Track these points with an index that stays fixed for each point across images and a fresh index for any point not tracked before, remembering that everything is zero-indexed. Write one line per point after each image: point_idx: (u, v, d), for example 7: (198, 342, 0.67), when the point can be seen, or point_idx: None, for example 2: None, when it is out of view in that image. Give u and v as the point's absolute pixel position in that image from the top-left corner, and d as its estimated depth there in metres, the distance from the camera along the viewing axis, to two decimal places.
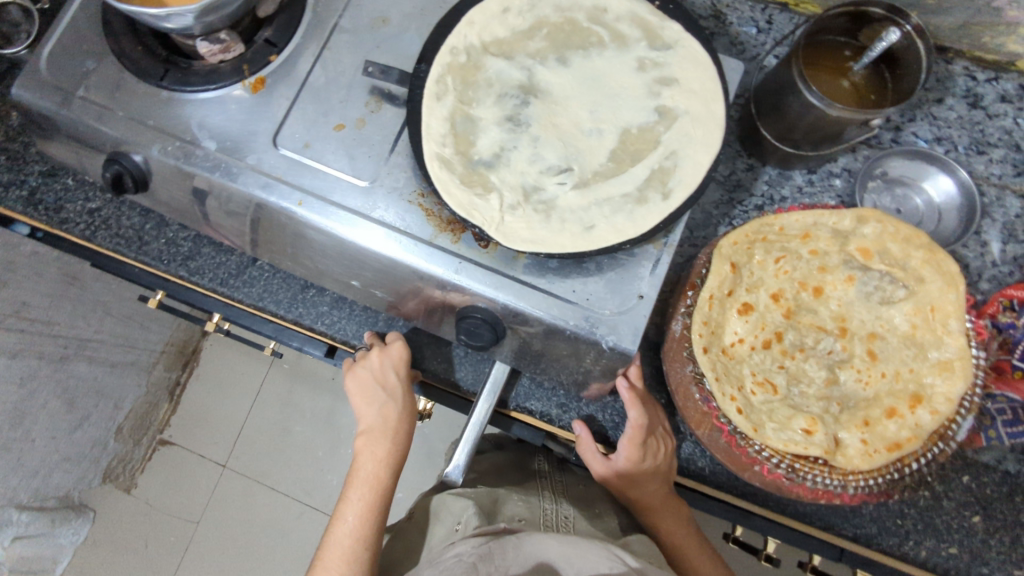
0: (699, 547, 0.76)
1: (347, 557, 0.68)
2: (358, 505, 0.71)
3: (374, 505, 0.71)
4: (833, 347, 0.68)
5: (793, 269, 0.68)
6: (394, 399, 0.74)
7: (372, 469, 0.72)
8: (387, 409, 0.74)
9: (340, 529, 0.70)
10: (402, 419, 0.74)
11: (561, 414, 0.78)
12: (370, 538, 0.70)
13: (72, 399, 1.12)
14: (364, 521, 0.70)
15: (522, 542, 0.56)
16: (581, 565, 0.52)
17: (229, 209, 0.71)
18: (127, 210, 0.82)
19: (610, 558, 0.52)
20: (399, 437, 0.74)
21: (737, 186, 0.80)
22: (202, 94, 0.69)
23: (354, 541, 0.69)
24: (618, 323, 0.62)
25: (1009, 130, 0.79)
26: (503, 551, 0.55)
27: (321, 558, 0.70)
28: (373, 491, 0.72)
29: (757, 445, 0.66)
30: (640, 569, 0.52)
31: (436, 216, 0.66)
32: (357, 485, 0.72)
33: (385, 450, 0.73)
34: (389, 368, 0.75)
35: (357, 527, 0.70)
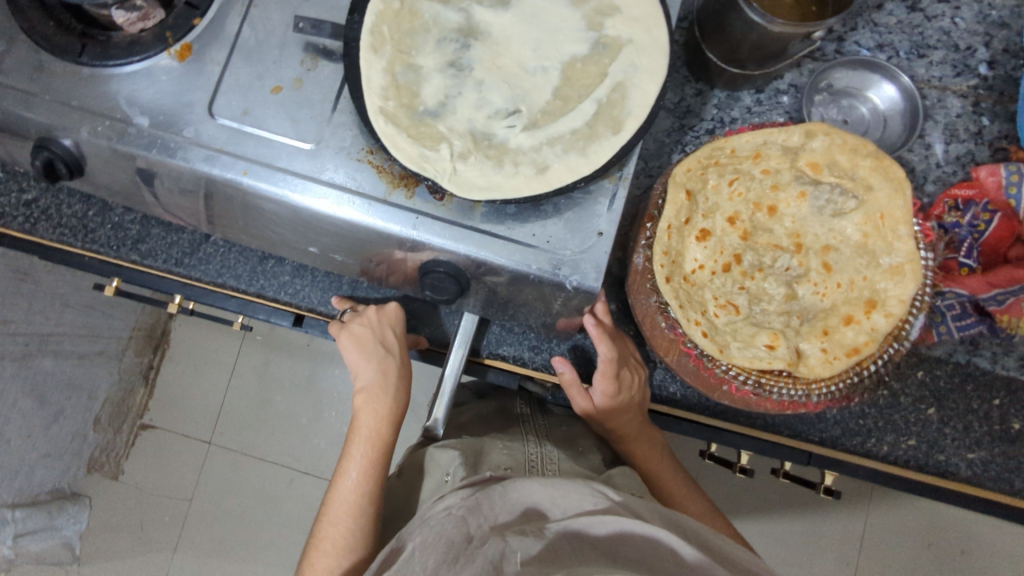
0: (674, 473, 0.80)
1: (353, 512, 0.68)
2: (360, 462, 0.71)
3: (375, 461, 0.71)
4: (790, 263, 0.70)
5: (747, 191, 0.69)
6: (393, 356, 0.74)
7: (372, 425, 0.73)
8: (385, 363, 0.74)
9: (344, 484, 0.70)
10: (400, 375, 0.75)
11: (534, 356, 0.80)
12: (375, 492, 0.70)
13: (42, 395, 1.10)
14: (368, 475, 0.71)
15: (508, 489, 0.55)
16: (568, 505, 0.52)
17: (174, 185, 0.68)
18: (66, 198, 0.79)
19: (596, 498, 0.53)
20: (399, 392, 0.75)
21: (687, 112, 0.80)
22: (127, 67, 0.66)
23: (358, 496, 0.70)
24: (581, 262, 0.63)
25: (948, 30, 0.80)
26: (490, 499, 0.55)
27: (325, 514, 0.70)
28: (374, 448, 0.72)
29: (724, 365, 0.69)
30: (624, 503, 0.53)
31: (388, 172, 0.65)
32: (360, 441, 0.72)
33: (386, 407, 0.73)
34: (386, 327, 0.75)
35: (361, 483, 0.70)
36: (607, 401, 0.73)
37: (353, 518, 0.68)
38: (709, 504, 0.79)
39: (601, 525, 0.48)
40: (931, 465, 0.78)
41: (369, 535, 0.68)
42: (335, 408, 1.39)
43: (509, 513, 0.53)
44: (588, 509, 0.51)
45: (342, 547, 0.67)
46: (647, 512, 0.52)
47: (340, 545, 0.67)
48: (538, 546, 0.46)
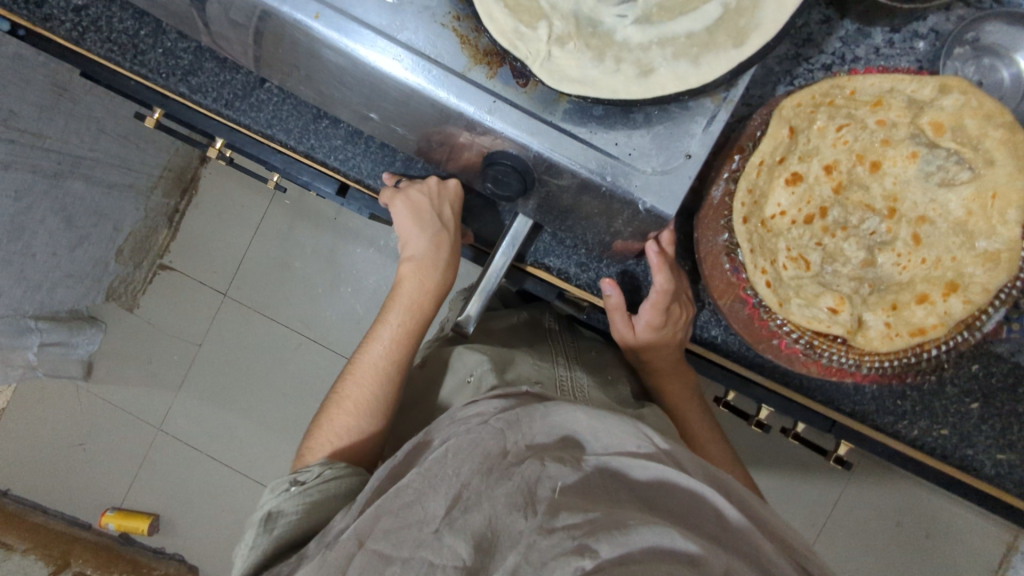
0: (700, 414, 0.78)
1: (381, 377, 0.67)
2: (396, 330, 0.70)
3: (411, 332, 0.70)
4: (877, 228, 0.61)
5: (854, 140, 0.62)
6: (447, 231, 0.71)
7: (415, 296, 0.71)
8: (439, 237, 0.71)
9: (376, 347, 0.69)
10: (450, 253, 0.72)
11: (579, 273, 0.76)
12: (404, 361, 0.69)
13: (71, 217, 1.08)
14: (401, 345, 0.69)
15: (550, 412, 0.52)
16: (608, 439, 0.51)
17: (235, 16, 0.62)
18: (118, 11, 0.73)
19: (637, 437, 0.51)
20: (448, 269, 0.72)
21: (807, 41, 0.72)
22: None
23: (388, 363, 0.68)
24: (659, 184, 0.58)
25: None
26: (529, 416, 0.51)
27: (351, 372, 0.69)
28: (413, 318, 0.70)
29: (779, 319, 0.68)
30: (669, 453, 0.51)
31: (472, 44, 0.58)
32: (400, 309, 0.70)
33: (433, 282, 0.71)
34: (444, 201, 0.71)
35: (393, 350, 0.69)
36: (649, 333, 0.71)
37: (378, 383, 0.67)
38: (729, 450, 0.78)
39: (639, 469, 0.48)
40: (954, 456, 0.77)
41: (391, 402, 0.68)
42: (353, 284, 1.38)
43: (548, 435, 0.51)
44: (629, 451, 0.50)
45: (365, 408, 0.66)
46: (691, 464, 0.51)
47: (363, 406, 0.66)
48: (575, 478, 0.47)
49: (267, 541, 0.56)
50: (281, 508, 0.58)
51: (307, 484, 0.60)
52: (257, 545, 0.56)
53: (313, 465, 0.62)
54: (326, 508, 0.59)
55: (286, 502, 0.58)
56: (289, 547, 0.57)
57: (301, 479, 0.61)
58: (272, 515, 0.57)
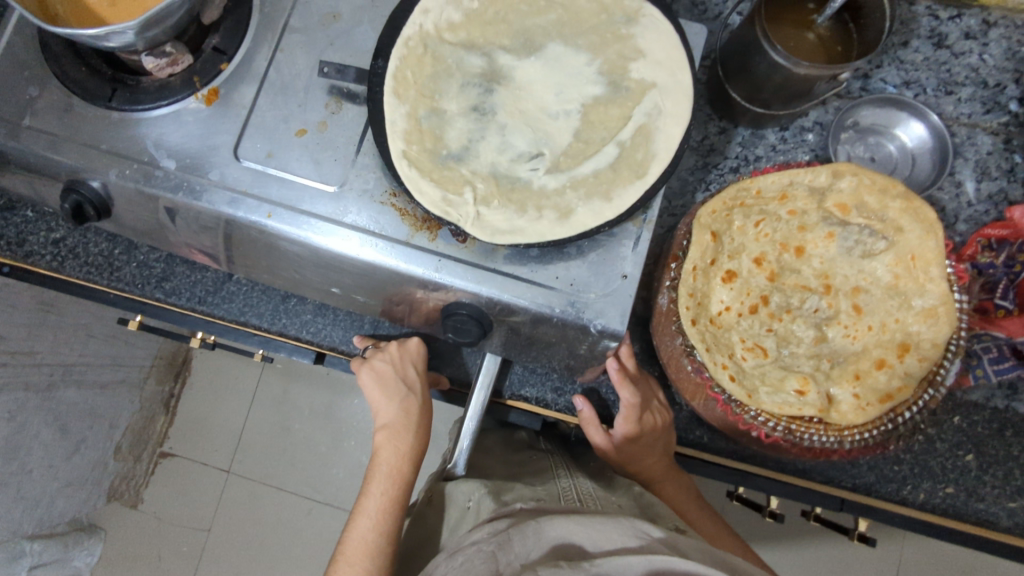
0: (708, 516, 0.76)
1: (371, 552, 0.65)
2: (379, 500, 0.69)
3: (395, 499, 0.69)
4: (819, 305, 0.66)
5: (773, 231, 0.67)
6: (415, 393, 0.74)
7: (393, 462, 0.71)
8: (408, 401, 0.73)
9: (361, 524, 0.68)
10: (421, 412, 0.74)
11: (557, 398, 0.79)
12: (392, 530, 0.68)
13: (65, 424, 1.10)
14: (386, 514, 0.68)
15: (542, 526, 0.52)
16: (606, 543, 0.48)
17: (197, 224, 0.68)
18: (92, 237, 0.80)
19: (636, 535, 0.49)
20: (421, 429, 0.73)
21: (710, 151, 0.79)
22: (155, 111, 0.67)
23: (376, 535, 0.67)
24: (605, 305, 0.62)
25: (976, 67, 0.78)
26: (522, 536, 0.51)
27: (339, 555, 0.66)
28: (395, 485, 0.70)
29: (753, 411, 0.67)
30: (668, 541, 0.48)
31: (411, 215, 0.64)
32: (378, 478, 0.70)
33: (408, 444, 0.72)
34: (408, 363, 0.76)
35: (380, 522, 0.68)
36: (626, 444, 0.73)
37: (368, 558, 0.65)
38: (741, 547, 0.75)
39: (643, 563, 0.43)
40: (969, 514, 0.75)
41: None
42: (354, 438, 1.38)
43: (540, 550, 0.48)
44: (629, 547, 0.47)
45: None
46: (694, 549, 0.48)
47: None
48: None
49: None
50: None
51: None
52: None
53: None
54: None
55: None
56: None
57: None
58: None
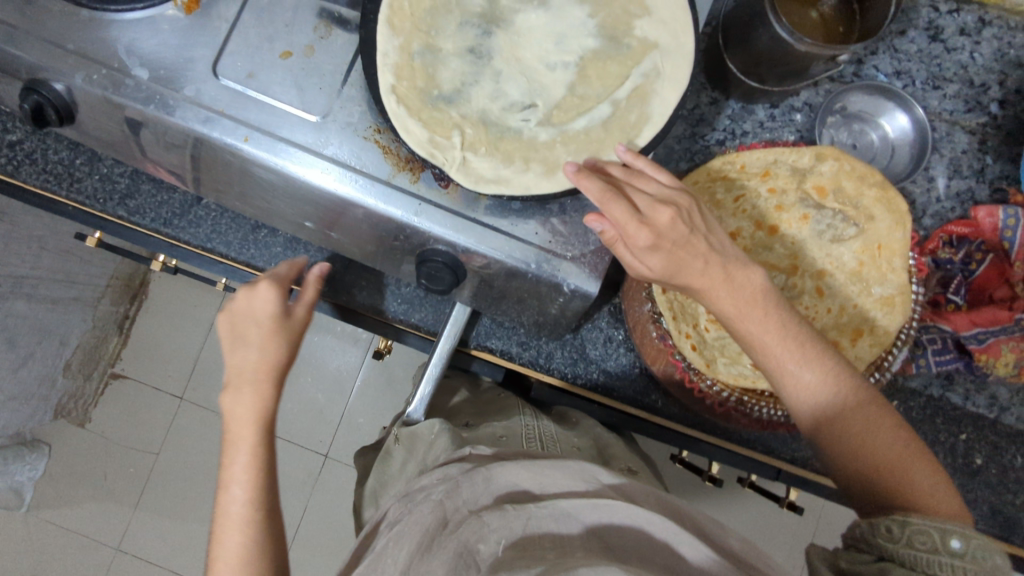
0: (810, 395, 0.56)
1: (243, 528, 0.55)
2: (240, 467, 0.57)
3: (254, 457, 0.57)
4: (785, 283, 0.71)
5: (752, 208, 0.70)
6: (257, 344, 0.60)
7: (241, 419, 0.58)
8: (249, 355, 0.60)
9: (233, 487, 0.56)
10: (264, 361, 0.60)
11: (521, 351, 0.80)
12: (272, 480, 0.58)
13: (14, 336, 1.06)
14: (257, 470, 0.57)
15: (492, 472, 0.52)
16: (554, 487, 0.50)
17: (167, 141, 0.65)
18: (52, 144, 0.77)
19: (584, 479, 0.50)
20: (280, 371, 0.60)
21: (700, 120, 0.79)
22: (129, 14, 0.63)
23: (246, 505, 0.56)
24: (580, 265, 0.63)
25: (965, 64, 0.79)
26: (471, 482, 0.52)
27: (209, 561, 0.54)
28: (256, 440, 0.58)
29: (709, 380, 0.68)
30: (618, 487, 0.50)
31: (394, 153, 0.63)
32: (239, 434, 0.57)
33: (257, 397, 0.58)
34: (253, 315, 0.62)
35: (251, 487, 0.56)
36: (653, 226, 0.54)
37: (252, 527, 0.55)
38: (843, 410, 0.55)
39: (590, 508, 0.45)
40: None
41: (275, 535, 0.56)
42: (310, 376, 1.30)
43: (490, 495, 0.50)
44: (576, 491, 0.49)
45: (244, 575, 0.53)
46: (641, 495, 0.50)
47: None
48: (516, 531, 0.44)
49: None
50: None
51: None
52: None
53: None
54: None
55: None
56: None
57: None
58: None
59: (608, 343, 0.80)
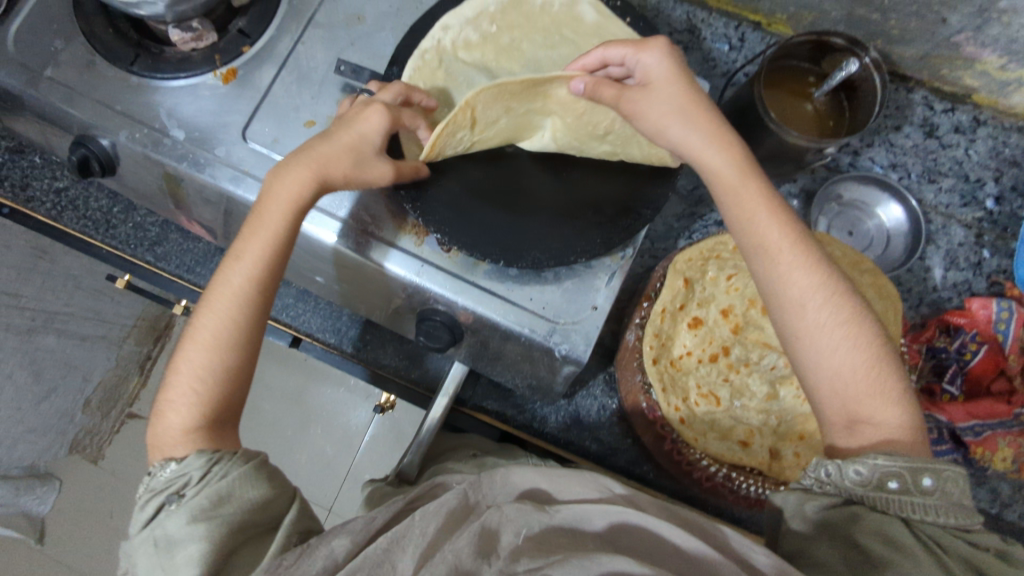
0: (789, 273, 0.51)
1: (234, 315, 0.53)
2: (263, 240, 0.54)
3: (271, 267, 0.54)
4: (777, 363, 0.69)
5: (744, 286, 0.70)
6: (333, 149, 0.55)
7: (278, 211, 0.54)
8: (325, 150, 0.55)
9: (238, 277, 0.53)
10: (329, 162, 0.55)
11: (517, 414, 0.82)
12: (269, 294, 0.55)
13: None
14: (264, 270, 0.54)
15: (506, 474, 0.49)
16: (571, 493, 0.48)
17: (197, 195, 0.71)
18: (94, 192, 0.86)
19: (597, 489, 0.49)
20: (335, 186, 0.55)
21: (698, 201, 0.82)
22: (173, 82, 0.70)
23: (241, 292, 0.53)
24: (572, 331, 0.65)
25: (961, 160, 0.82)
26: (486, 481, 0.48)
27: (206, 302, 0.54)
28: (276, 243, 0.54)
29: (697, 454, 0.69)
30: (629, 497, 0.48)
31: (402, 217, 0.67)
32: (269, 225, 0.54)
33: (297, 202, 0.55)
34: (354, 121, 0.56)
35: (251, 276, 0.54)
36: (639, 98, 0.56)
37: (243, 307, 0.53)
38: (838, 304, 0.50)
39: (602, 516, 0.44)
40: None
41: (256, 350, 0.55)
42: None
43: (506, 495, 0.47)
44: (590, 498, 0.47)
45: (223, 381, 0.52)
46: (651, 505, 0.48)
47: (203, 376, 0.51)
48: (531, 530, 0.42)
49: (204, 539, 0.44)
50: (188, 475, 0.46)
51: (219, 464, 0.46)
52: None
53: (160, 468, 0.47)
54: (244, 510, 0.46)
55: (190, 466, 0.46)
56: (236, 543, 0.45)
57: (152, 484, 0.47)
58: (174, 485, 0.46)
59: (601, 412, 0.81)
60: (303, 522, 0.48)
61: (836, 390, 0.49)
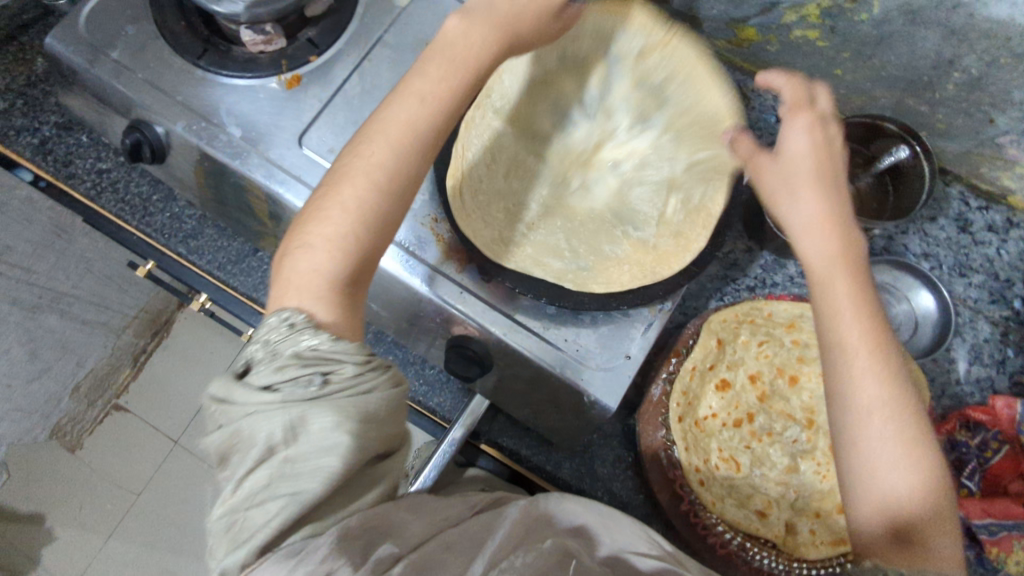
0: (867, 362, 0.45)
1: (360, 208, 0.47)
2: (395, 134, 0.50)
3: (399, 165, 0.49)
4: (798, 436, 0.69)
5: (774, 355, 0.71)
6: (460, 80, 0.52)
7: (418, 111, 0.50)
8: (446, 81, 0.52)
9: (317, 247, 0.46)
10: (449, 93, 0.52)
11: (531, 454, 0.80)
12: (370, 253, 0.49)
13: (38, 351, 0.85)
14: (400, 163, 0.49)
15: (555, 498, 0.51)
16: (620, 538, 0.48)
17: (239, 191, 0.71)
18: (136, 178, 0.89)
19: (648, 539, 0.48)
20: (431, 134, 0.51)
21: (733, 265, 0.84)
22: (235, 79, 0.70)
23: (370, 179, 0.48)
24: (602, 377, 0.64)
25: (992, 258, 0.84)
26: (536, 500, 0.50)
27: (332, 182, 0.49)
28: (413, 141, 0.50)
29: (712, 519, 0.68)
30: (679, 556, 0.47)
31: (445, 242, 0.67)
32: (352, 179, 0.48)
33: (435, 106, 0.51)
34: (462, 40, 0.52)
35: (388, 166, 0.49)
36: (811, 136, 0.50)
37: (371, 197, 0.48)
38: (909, 437, 0.45)
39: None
40: None
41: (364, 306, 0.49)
42: None
43: (561, 519, 0.49)
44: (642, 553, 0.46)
45: (343, 273, 0.47)
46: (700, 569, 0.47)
47: (335, 263, 0.46)
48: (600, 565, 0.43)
49: (341, 456, 0.38)
50: (342, 367, 0.41)
51: (371, 372, 0.42)
52: (267, 475, 0.38)
53: (302, 333, 0.42)
54: (376, 439, 0.41)
55: (348, 358, 0.42)
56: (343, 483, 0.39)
57: (282, 345, 0.42)
58: (325, 366, 0.41)
59: (616, 463, 0.80)
60: (395, 482, 0.44)
61: (884, 510, 0.44)
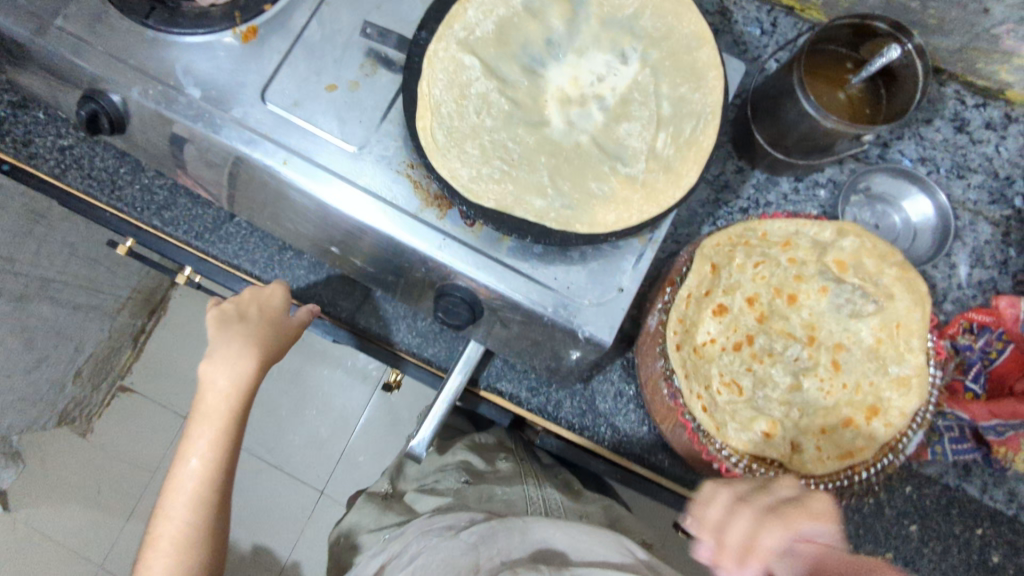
0: None
1: (205, 473, 0.60)
2: (215, 395, 0.62)
3: (232, 412, 0.62)
4: (800, 354, 0.69)
5: (771, 275, 0.69)
6: (268, 306, 0.68)
7: (228, 371, 0.62)
8: (268, 307, 0.68)
9: (182, 493, 0.59)
10: (276, 323, 0.68)
11: (530, 397, 0.80)
12: (229, 484, 0.62)
13: (31, 339, 0.95)
14: (228, 427, 0.61)
15: (529, 528, 0.57)
16: (590, 554, 0.52)
17: (204, 156, 0.68)
18: (99, 152, 0.84)
19: (620, 551, 0.53)
20: (255, 372, 0.64)
21: (724, 187, 0.82)
22: (189, 37, 0.66)
23: (208, 446, 0.60)
24: (596, 314, 0.63)
25: (990, 157, 0.82)
26: (508, 532, 0.56)
27: (165, 488, 0.60)
28: (232, 400, 0.62)
29: (717, 444, 0.67)
30: (649, 563, 0.53)
31: (424, 189, 0.65)
32: (209, 417, 0.61)
33: (253, 348, 0.64)
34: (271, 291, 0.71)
35: (221, 429, 0.61)
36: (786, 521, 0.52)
37: (216, 450, 0.61)
38: None
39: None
40: None
41: (218, 535, 0.61)
42: (315, 407, 1.21)
43: (524, 548, 0.54)
44: (610, 561, 0.51)
45: (204, 517, 0.60)
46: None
47: (195, 510, 0.59)
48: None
49: None
50: None
51: None
52: None
53: None
54: None
55: None
56: None
57: None
58: None
59: (618, 398, 0.80)
60: None
61: None
